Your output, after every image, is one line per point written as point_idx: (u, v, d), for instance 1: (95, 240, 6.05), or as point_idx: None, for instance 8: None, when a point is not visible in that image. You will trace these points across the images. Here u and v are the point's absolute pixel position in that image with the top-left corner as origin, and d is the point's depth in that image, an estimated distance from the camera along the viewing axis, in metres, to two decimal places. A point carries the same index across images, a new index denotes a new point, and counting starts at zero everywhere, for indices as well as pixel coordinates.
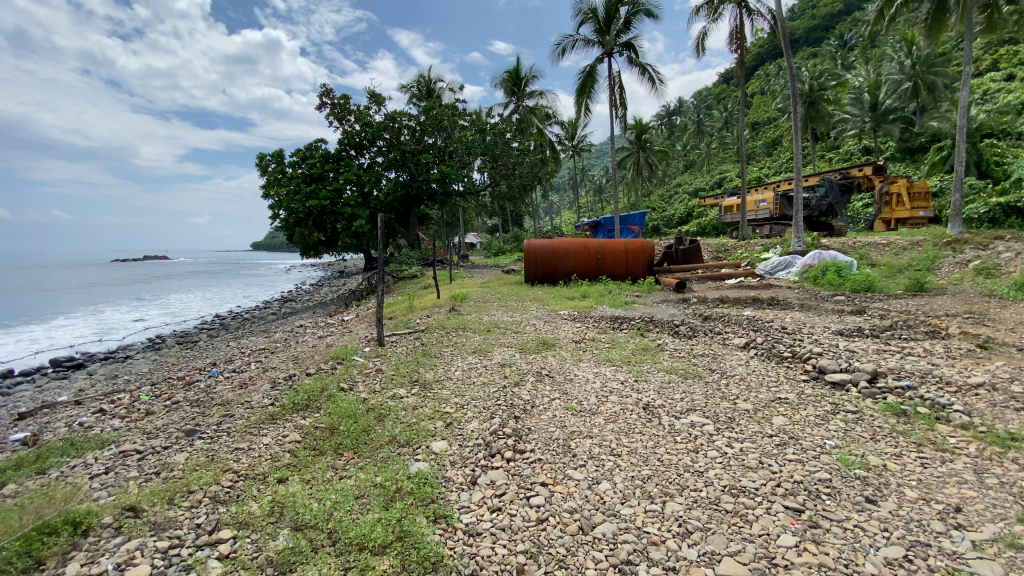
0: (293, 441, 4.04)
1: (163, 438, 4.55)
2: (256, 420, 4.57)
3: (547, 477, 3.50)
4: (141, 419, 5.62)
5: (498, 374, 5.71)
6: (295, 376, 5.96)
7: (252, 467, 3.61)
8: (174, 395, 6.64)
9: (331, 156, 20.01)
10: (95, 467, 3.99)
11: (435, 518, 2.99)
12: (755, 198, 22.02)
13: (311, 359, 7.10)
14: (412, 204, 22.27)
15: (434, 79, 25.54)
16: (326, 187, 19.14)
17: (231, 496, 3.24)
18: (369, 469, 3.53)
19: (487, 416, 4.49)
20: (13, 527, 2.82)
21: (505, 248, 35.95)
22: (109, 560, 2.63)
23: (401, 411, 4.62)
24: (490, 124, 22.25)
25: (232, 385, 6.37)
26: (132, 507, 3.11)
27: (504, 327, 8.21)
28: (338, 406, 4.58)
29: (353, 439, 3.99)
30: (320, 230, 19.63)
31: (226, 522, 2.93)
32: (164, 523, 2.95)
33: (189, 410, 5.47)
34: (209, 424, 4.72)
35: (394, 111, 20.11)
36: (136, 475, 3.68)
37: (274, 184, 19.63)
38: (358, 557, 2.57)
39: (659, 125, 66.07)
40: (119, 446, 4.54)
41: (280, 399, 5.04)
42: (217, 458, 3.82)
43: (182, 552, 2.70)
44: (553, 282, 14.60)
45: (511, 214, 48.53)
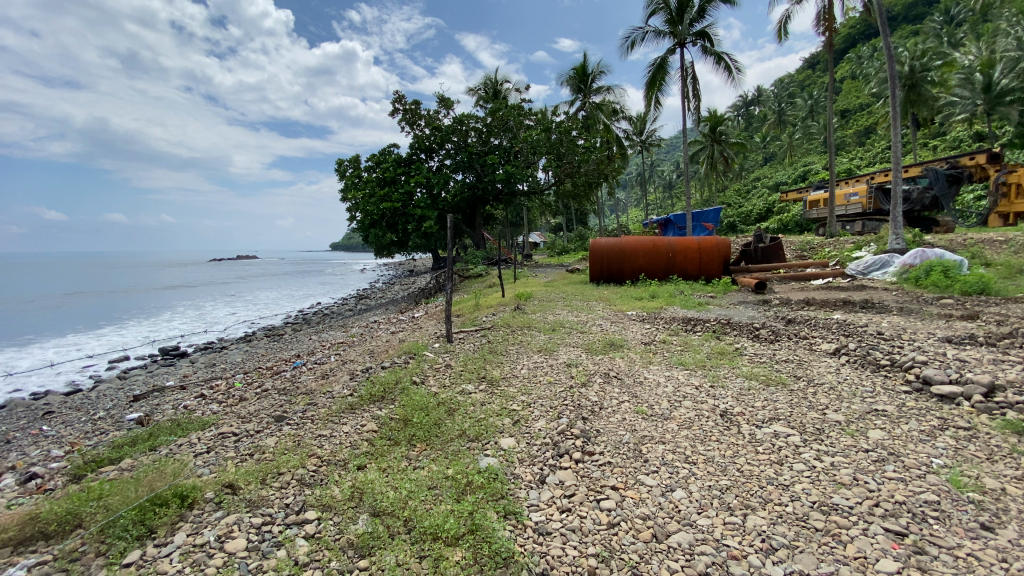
0: (371, 431, 4.23)
1: (256, 423, 4.92)
2: (336, 409, 4.82)
3: (618, 481, 3.41)
4: (235, 405, 6.11)
5: (565, 374, 5.64)
6: (371, 369, 6.25)
7: (334, 454, 3.81)
8: (264, 384, 7.22)
9: (402, 160, 20.77)
10: (198, 446, 4.40)
11: (505, 514, 2.99)
12: (845, 191, 20.32)
13: (385, 353, 7.39)
14: (479, 205, 22.61)
15: (501, 80, 25.87)
16: (398, 190, 19.75)
17: (316, 480, 3.44)
18: (441, 461, 3.61)
19: (555, 415, 4.45)
20: (133, 497, 3.17)
21: (570, 247, 35.71)
22: (211, 532, 2.86)
23: (470, 406, 4.69)
24: (556, 123, 22.15)
25: (315, 375, 6.79)
26: (230, 484, 3.37)
27: (570, 327, 8.11)
28: (411, 399, 4.75)
29: (425, 431, 4.10)
30: (392, 230, 20.25)
31: (311, 504, 3.11)
32: (258, 501, 3.17)
33: (277, 398, 5.87)
34: (295, 412, 5.04)
35: (462, 114, 20.48)
36: (233, 455, 4.00)
37: (351, 187, 20.61)
38: (432, 547, 2.63)
39: (735, 117, 62.93)
40: (217, 428, 4.96)
41: (358, 390, 5.29)
42: (303, 443, 4.07)
43: (273, 529, 2.89)
44: (620, 282, 14.26)
45: (577, 213, 48.18)
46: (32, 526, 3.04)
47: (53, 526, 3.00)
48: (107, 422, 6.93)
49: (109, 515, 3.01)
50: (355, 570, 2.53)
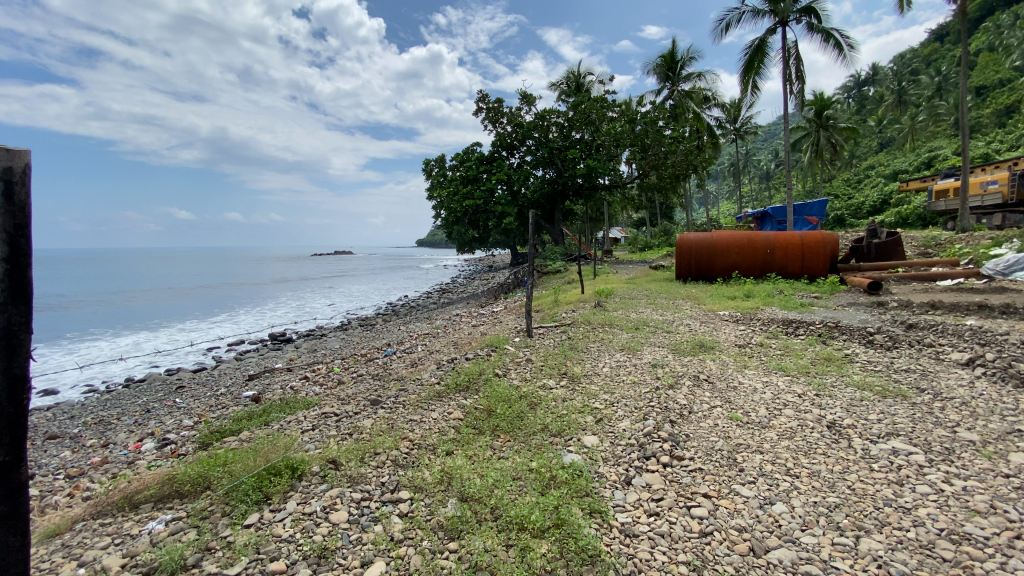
0: (457, 418, 4.38)
1: (354, 405, 5.27)
2: (425, 396, 5.04)
3: (711, 489, 3.23)
4: (334, 388, 6.62)
5: (650, 374, 5.46)
6: (456, 359, 6.47)
7: (424, 438, 3.98)
8: (359, 369, 7.75)
9: (485, 158, 21.14)
10: (304, 424, 4.80)
11: (591, 512, 2.95)
12: (982, 180, 17.88)
13: (468, 345, 7.59)
14: (559, 200, 22.50)
15: (584, 73, 25.51)
16: (480, 187, 20.01)
17: (408, 461, 3.62)
18: (525, 453, 3.65)
19: (640, 416, 4.33)
20: (251, 466, 3.53)
21: (653, 243, 34.47)
22: (318, 502, 3.11)
23: (553, 401, 4.69)
24: (641, 114, 21.54)
25: (405, 363, 7.16)
26: (333, 460, 3.64)
27: (654, 326, 7.82)
28: (495, 390, 4.84)
29: (509, 423, 4.17)
30: (474, 227, 20.77)
31: (405, 484, 3.28)
32: (357, 477, 3.40)
33: (371, 383, 6.28)
34: (388, 396, 5.34)
35: (544, 110, 20.45)
36: (335, 434, 4.32)
37: (437, 186, 21.39)
38: (519, 536, 2.67)
39: (844, 100, 57.23)
40: (319, 408, 5.40)
41: (445, 379, 5.51)
42: (396, 426, 4.30)
43: (371, 505, 3.08)
44: (710, 278, 13.52)
45: (662, 207, 46.35)
46: (171, 485, 3.48)
47: (188, 487, 3.43)
48: (227, 397, 7.83)
49: (231, 481, 3.38)
50: (446, 550, 2.63)
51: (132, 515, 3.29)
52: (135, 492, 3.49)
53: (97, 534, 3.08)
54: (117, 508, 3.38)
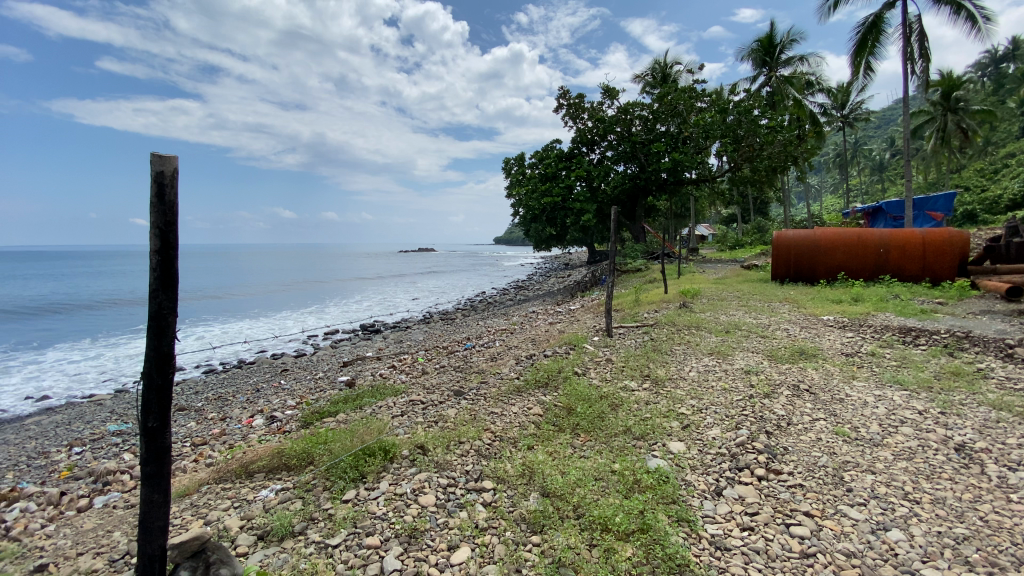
0: (537, 414, 4.41)
1: (438, 395, 5.48)
2: (506, 390, 5.12)
3: (813, 507, 2.98)
4: (420, 377, 6.95)
5: (743, 381, 5.13)
6: (535, 355, 6.50)
7: (506, 431, 4.05)
8: (442, 361, 8.04)
9: (565, 155, 20.94)
10: (394, 410, 5.08)
11: (678, 520, 2.84)
12: None
13: (546, 342, 7.59)
14: (641, 196, 21.78)
15: (671, 62, 24.51)
16: (559, 185, 19.85)
17: (491, 453, 3.70)
18: (607, 454, 3.59)
19: (732, 424, 4.09)
20: (349, 446, 3.79)
21: (744, 241, 32.34)
22: (408, 485, 3.28)
23: (635, 404, 4.57)
24: (734, 103, 20.32)
25: (485, 357, 7.32)
26: (421, 446, 3.80)
27: (747, 329, 7.34)
28: (575, 389, 4.80)
29: (589, 422, 4.13)
30: (552, 224, 20.67)
31: (488, 475, 3.36)
32: (444, 464, 3.53)
33: (453, 374, 6.50)
34: (471, 388, 5.49)
35: (628, 103, 19.86)
36: (422, 421, 4.52)
37: (516, 184, 21.57)
38: (603, 538, 2.63)
39: (978, 78, 50.11)
40: (407, 395, 5.69)
41: (525, 374, 5.57)
42: (478, 418, 4.40)
43: (456, 491, 3.20)
44: (811, 281, 12.44)
45: (754, 203, 43.38)
46: (280, 459, 3.84)
47: (294, 461, 3.76)
48: (325, 382, 8.49)
49: (330, 459, 3.65)
50: (529, 543, 2.66)
51: (248, 481, 3.67)
52: (250, 463, 3.89)
53: (220, 496, 3.48)
54: (235, 475, 3.79)
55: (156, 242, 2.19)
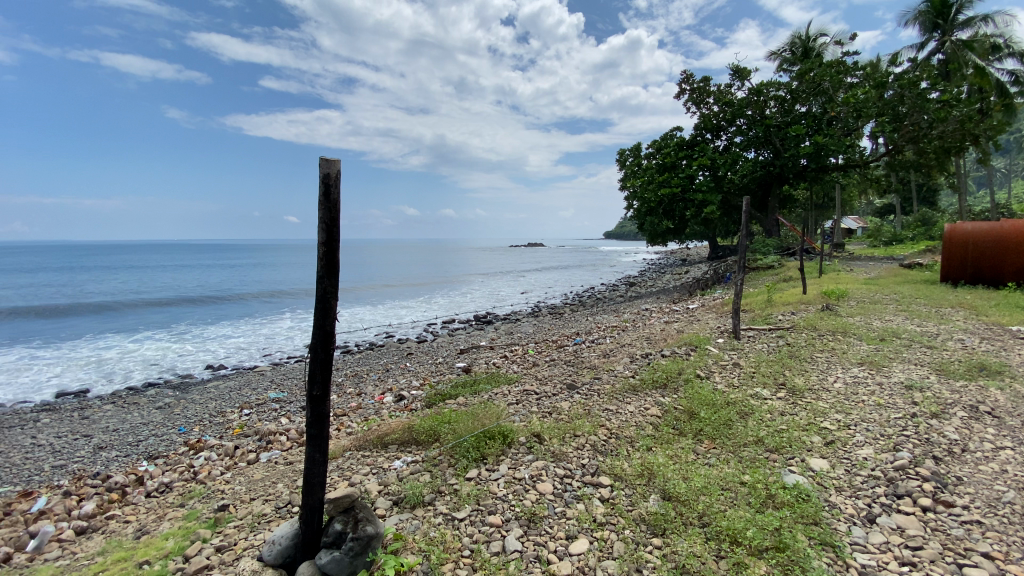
0: (655, 415, 4.27)
1: (552, 387, 5.56)
2: (620, 388, 5.03)
3: (998, 550, 2.49)
4: (532, 368, 7.09)
5: (902, 397, 4.45)
6: (651, 355, 6.29)
7: (622, 429, 3.98)
8: (553, 354, 8.11)
9: (686, 143, 19.75)
10: (510, 398, 5.25)
11: (820, 544, 2.57)
12: None
13: (665, 341, 7.28)
14: (775, 185, 19.81)
15: (814, 35, 21.91)
16: (679, 175, 18.76)
17: (608, 449, 3.66)
18: (735, 465, 3.37)
19: (888, 445, 3.58)
20: (471, 428, 4.02)
21: (903, 235, 27.90)
22: (527, 471, 3.38)
23: (767, 413, 4.20)
24: (895, 76, 17.59)
25: (597, 353, 7.23)
26: (538, 435, 3.89)
27: (908, 338, 6.35)
28: (698, 393, 4.56)
29: (713, 428, 3.90)
30: (669, 218, 19.64)
31: (605, 471, 3.34)
32: (560, 455, 3.58)
33: (565, 368, 6.54)
34: (584, 383, 5.49)
35: (761, 84, 18.14)
36: (536, 411, 4.62)
37: (631, 176, 20.89)
38: (732, 550, 2.49)
39: None
40: (520, 385, 5.86)
41: (641, 373, 5.42)
42: (593, 413, 4.38)
43: (574, 483, 3.22)
44: (995, 283, 10.36)
45: (917, 190, 37.21)
46: (411, 434, 4.19)
47: (423, 437, 4.09)
48: (444, 367, 9.06)
49: (454, 438, 3.90)
50: (650, 545, 2.61)
51: (383, 451, 4.06)
52: (385, 435, 4.30)
53: (360, 462, 3.90)
54: (372, 444, 4.22)
55: (322, 235, 2.53)
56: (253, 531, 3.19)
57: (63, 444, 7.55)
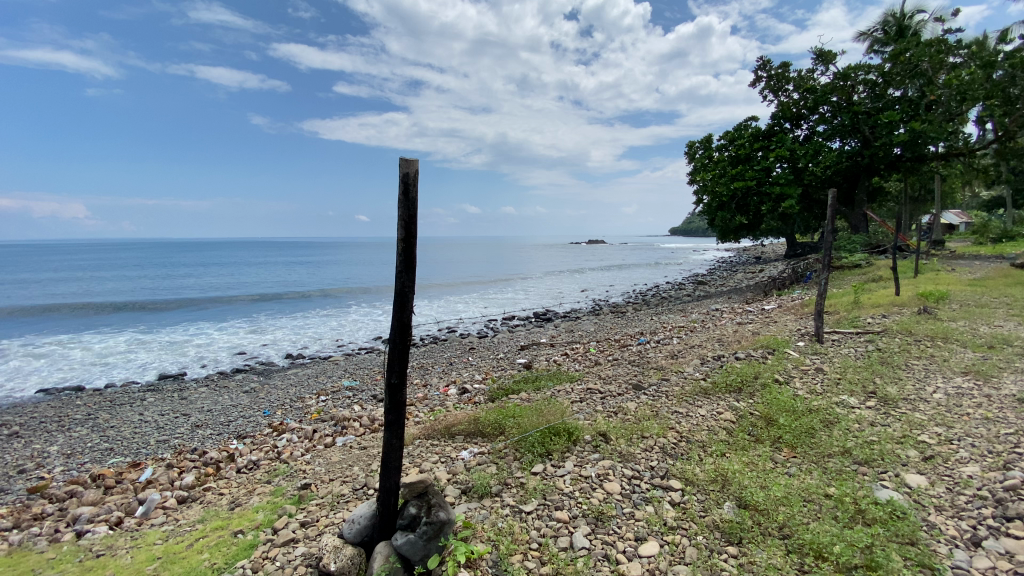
0: (728, 420, 4.09)
1: (617, 386, 5.47)
2: (690, 391, 4.86)
3: None
4: (595, 367, 7.01)
5: (1018, 412, 3.96)
6: (723, 357, 6.01)
7: (693, 433, 3.85)
8: (617, 354, 7.97)
9: (761, 134, 18.66)
10: (574, 396, 5.22)
11: (917, 565, 2.36)
12: None
13: (738, 343, 6.94)
14: (863, 177, 18.25)
15: (912, 12, 19.95)
16: (754, 167, 17.76)
17: (677, 452, 3.56)
18: (819, 476, 3.17)
19: (999, 463, 3.21)
20: (536, 423, 4.05)
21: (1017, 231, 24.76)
22: (594, 469, 3.36)
23: (855, 423, 3.90)
24: (1011, 52, 15.65)
25: (664, 353, 7.02)
26: (604, 434, 3.85)
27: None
28: (776, 398, 4.32)
29: (794, 436, 3.69)
30: (742, 213, 18.64)
31: (675, 474, 3.25)
32: (628, 455, 3.52)
33: (630, 368, 6.40)
34: (651, 384, 5.35)
35: (848, 67, 16.78)
36: (601, 410, 4.56)
37: (700, 169, 20.04)
38: (817, 567, 2.35)
39: None
40: (584, 383, 5.80)
41: (712, 376, 5.20)
42: (661, 415, 4.26)
43: (642, 484, 3.17)
44: None
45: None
46: (477, 427, 4.28)
47: (489, 429, 4.18)
48: (506, 362, 9.17)
49: (520, 433, 3.94)
50: (725, 553, 2.53)
51: (450, 441, 4.19)
52: (452, 426, 4.43)
53: (429, 450, 4.04)
54: (440, 434, 4.36)
55: (401, 232, 2.66)
56: (334, 509, 3.40)
57: (166, 422, 8.41)
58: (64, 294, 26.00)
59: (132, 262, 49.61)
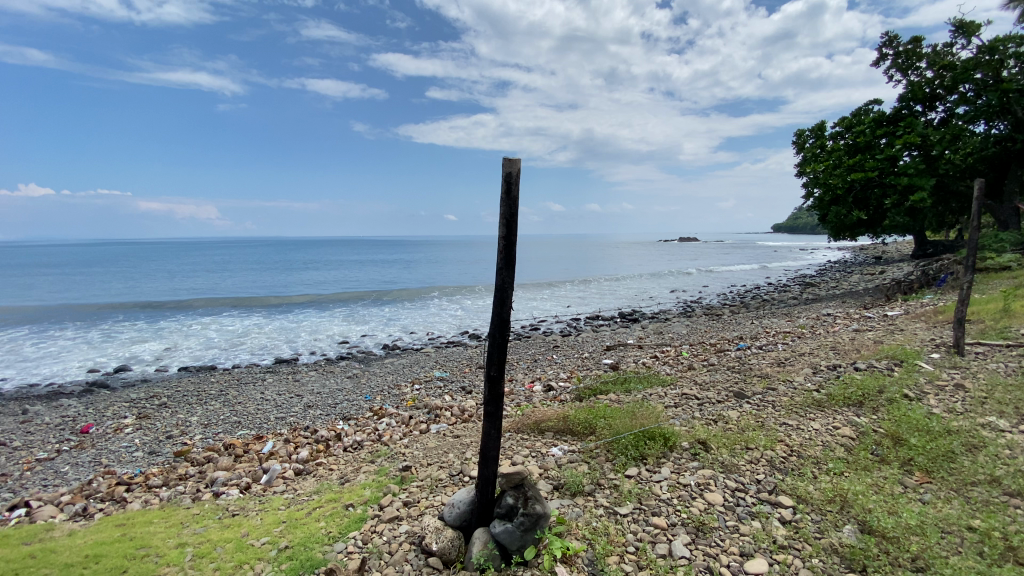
0: (846, 436, 3.74)
1: (716, 393, 5.19)
2: (801, 402, 4.50)
3: None
4: (688, 371, 6.73)
5: None
6: (839, 367, 5.48)
7: (804, 447, 3.57)
8: (712, 359, 7.58)
9: (886, 119, 16.67)
10: (669, 400, 5.06)
11: None
12: None
13: (856, 352, 6.29)
14: (1016, 164, 15.66)
15: None
16: (876, 156, 15.96)
17: (786, 467, 3.32)
18: (960, 506, 2.81)
19: None
20: (629, 426, 3.98)
21: None
22: (693, 478, 3.24)
23: (1008, 449, 3.38)
24: None
25: (768, 360, 6.54)
26: (703, 442, 3.69)
27: None
28: (905, 415, 3.86)
29: (929, 459, 3.28)
30: (861, 208, 16.36)
31: (785, 490, 3.05)
32: (731, 467, 3.34)
33: (729, 374, 6.05)
34: (754, 393, 5.01)
35: (997, 38, 14.44)
36: (699, 417, 4.37)
37: (810, 160, 18.37)
38: None
39: None
40: (678, 388, 5.58)
41: (827, 387, 4.76)
42: (768, 426, 4.00)
43: (747, 498, 3.01)
44: None
45: None
46: (568, 424, 4.30)
47: (579, 428, 4.18)
48: (592, 362, 9.12)
49: (612, 434, 3.89)
50: None
51: (540, 437, 4.25)
52: (542, 422, 4.48)
53: (520, 444, 4.12)
54: (531, 429, 4.44)
55: (504, 229, 2.76)
56: (433, 492, 3.61)
57: (283, 401, 9.39)
58: (201, 286, 29.92)
59: (253, 259, 55.84)
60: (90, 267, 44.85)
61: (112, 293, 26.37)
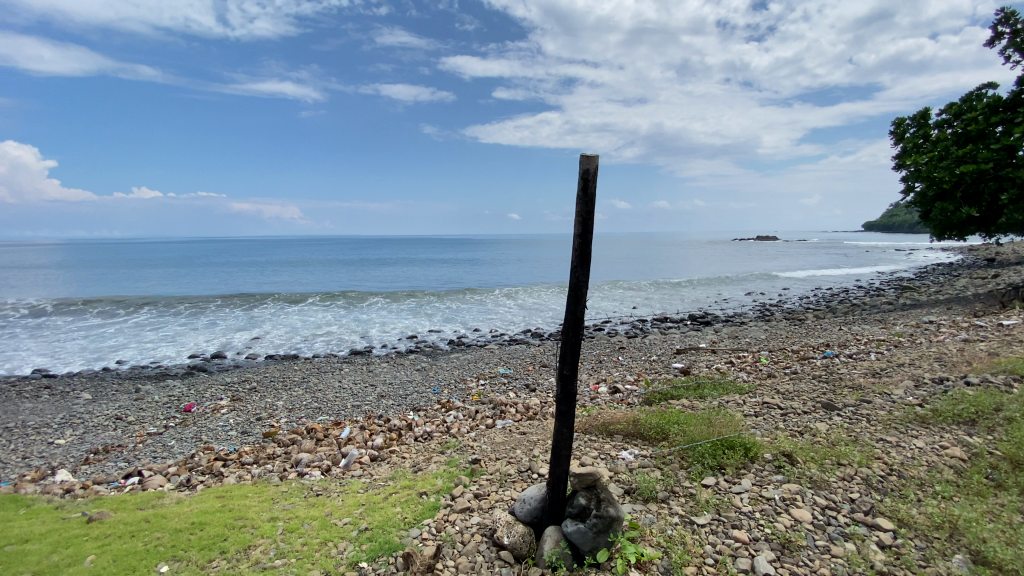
0: (956, 457, 3.38)
1: (800, 403, 4.87)
2: (901, 417, 4.12)
3: None
4: (768, 379, 6.36)
5: None
6: (947, 381, 4.94)
7: (905, 466, 3.27)
8: (794, 366, 7.10)
9: (1005, 103, 14.67)
10: (747, 408, 4.81)
11: None
12: None
13: (968, 365, 5.63)
14: None
15: None
16: (990, 146, 14.16)
17: (885, 486, 3.07)
18: None
19: None
20: (705, 433, 3.84)
21: None
22: (777, 491, 3.08)
23: None
24: None
25: (861, 370, 6.02)
26: (788, 454, 3.49)
27: None
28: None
29: None
30: (973, 204, 14.90)
31: (883, 512, 2.82)
32: (820, 483, 3.13)
33: (815, 383, 5.65)
34: (845, 405, 4.65)
35: None
36: (782, 428, 4.12)
37: (911, 152, 16.67)
38: None
39: None
40: (758, 396, 5.30)
41: (932, 403, 4.32)
42: (862, 441, 3.70)
43: (839, 517, 2.81)
44: None
45: None
46: (638, 428, 4.22)
47: (651, 433, 4.08)
48: (662, 365, 8.87)
49: (687, 441, 3.77)
50: None
51: (609, 439, 4.19)
52: (611, 424, 4.42)
53: (589, 445, 4.10)
54: (599, 430, 4.39)
55: (579, 228, 2.76)
56: (503, 487, 3.68)
57: (359, 390, 9.94)
58: (285, 280, 32.31)
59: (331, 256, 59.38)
60: (194, 262, 49.78)
61: (212, 286, 29.17)
